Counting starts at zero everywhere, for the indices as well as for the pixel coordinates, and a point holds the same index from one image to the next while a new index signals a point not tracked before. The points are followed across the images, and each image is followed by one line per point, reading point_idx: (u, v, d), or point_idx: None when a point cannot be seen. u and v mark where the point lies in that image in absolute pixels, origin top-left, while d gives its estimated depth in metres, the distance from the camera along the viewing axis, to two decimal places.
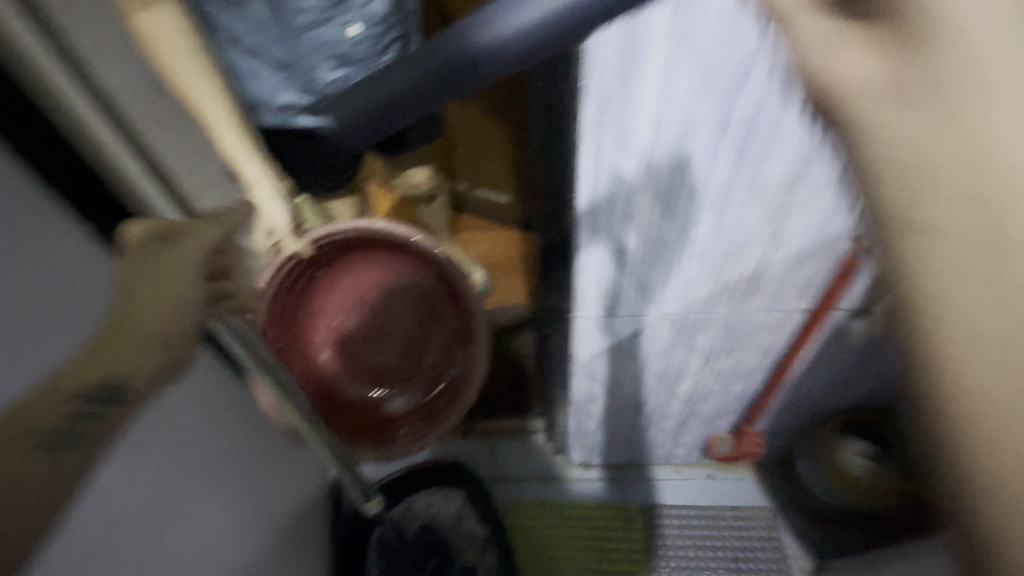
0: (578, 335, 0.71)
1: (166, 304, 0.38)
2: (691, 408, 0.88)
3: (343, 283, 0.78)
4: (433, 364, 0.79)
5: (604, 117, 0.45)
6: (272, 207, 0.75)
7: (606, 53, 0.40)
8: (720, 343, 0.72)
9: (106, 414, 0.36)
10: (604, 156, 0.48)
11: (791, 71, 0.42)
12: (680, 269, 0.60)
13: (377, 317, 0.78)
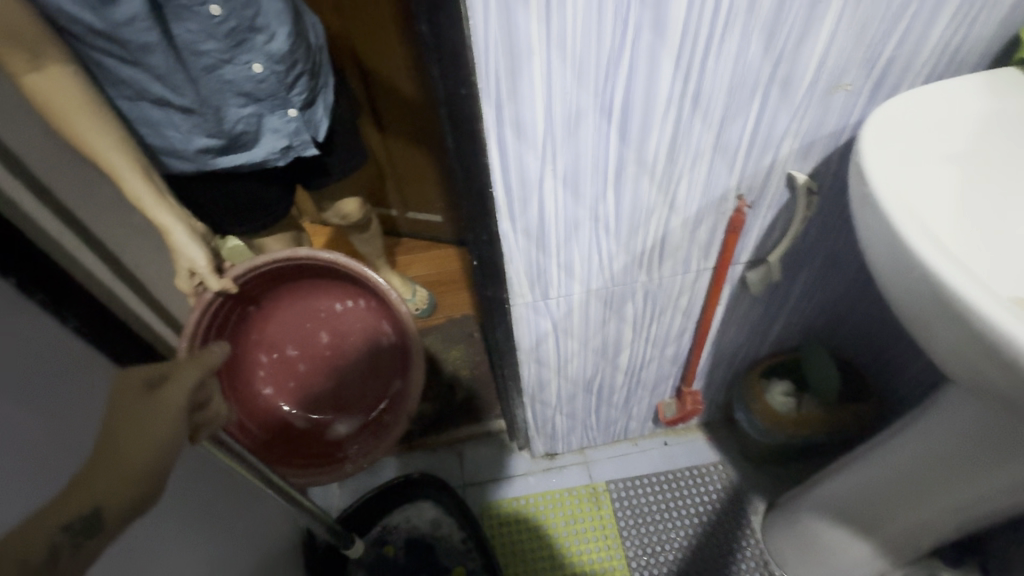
0: (518, 322, 0.76)
1: (155, 432, 0.41)
2: (634, 379, 0.95)
3: (281, 315, 0.83)
4: (377, 379, 0.83)
5: (500, 115, 0.51)
6: (193, 250, 0.72)
7: (494, 56, 0.46)
8: (645, 312, 0.80)
9: (82, 547, 0.35)
10: (511, 149, 0.54)
11: (651, 60, 0.49)
12: (592, 249, 0.67)
13: (316, 346, 0.84)
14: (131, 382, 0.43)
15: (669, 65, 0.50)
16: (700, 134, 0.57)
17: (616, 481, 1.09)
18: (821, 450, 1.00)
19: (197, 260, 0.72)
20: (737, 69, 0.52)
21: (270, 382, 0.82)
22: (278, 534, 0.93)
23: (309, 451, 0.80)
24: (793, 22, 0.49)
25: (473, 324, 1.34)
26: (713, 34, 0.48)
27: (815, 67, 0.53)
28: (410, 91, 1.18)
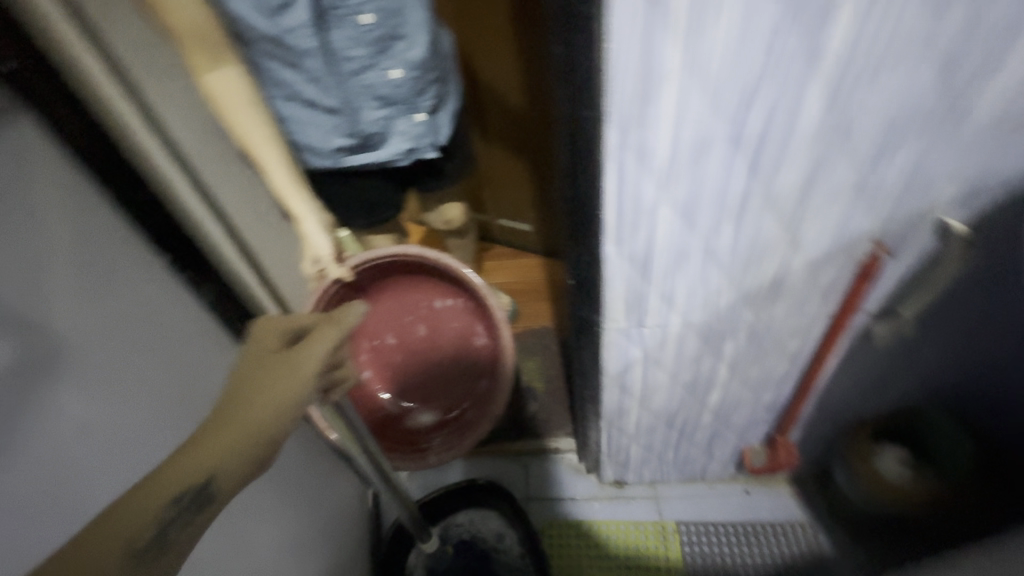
0: (609, 348, 0.73)
1: (273, 395, 0.43)
2: (723, 420, 0.89)
3: (383, 308, 0.86)
4: (463, 379, 0.87)
5: (628, 143, 0.49)
6: (319, 240, 0.79)
7: (628, 81, 0.45)
8: (744, 352, 0.75)
9: (193, 516, 0.37)
10: (630, 172, 0.52)
11: (800, 95, 0.46)
12: (695, 282, 0.64)
13: (412, 337, 0.88)
14: (274, 328, 0.49)
15: (820, 102, 0.46)
16: (843, 172, 0.52)
17: (688, 524, 1.03)
18: (931, 532, 0.90)
19: (322, 250, 0.78)
20: (900, 105, 0.46)
21: (369, 367, 0.88)
22: (349, 516, 0.97)
23: (397, 436, 0.84)
24: (982, 57, 0.43)
25: (551, 338, 1.33)
26: (875, 68, 0.44)
27: (1002, 108, 0.46)
28: (520, 103, 1.20)
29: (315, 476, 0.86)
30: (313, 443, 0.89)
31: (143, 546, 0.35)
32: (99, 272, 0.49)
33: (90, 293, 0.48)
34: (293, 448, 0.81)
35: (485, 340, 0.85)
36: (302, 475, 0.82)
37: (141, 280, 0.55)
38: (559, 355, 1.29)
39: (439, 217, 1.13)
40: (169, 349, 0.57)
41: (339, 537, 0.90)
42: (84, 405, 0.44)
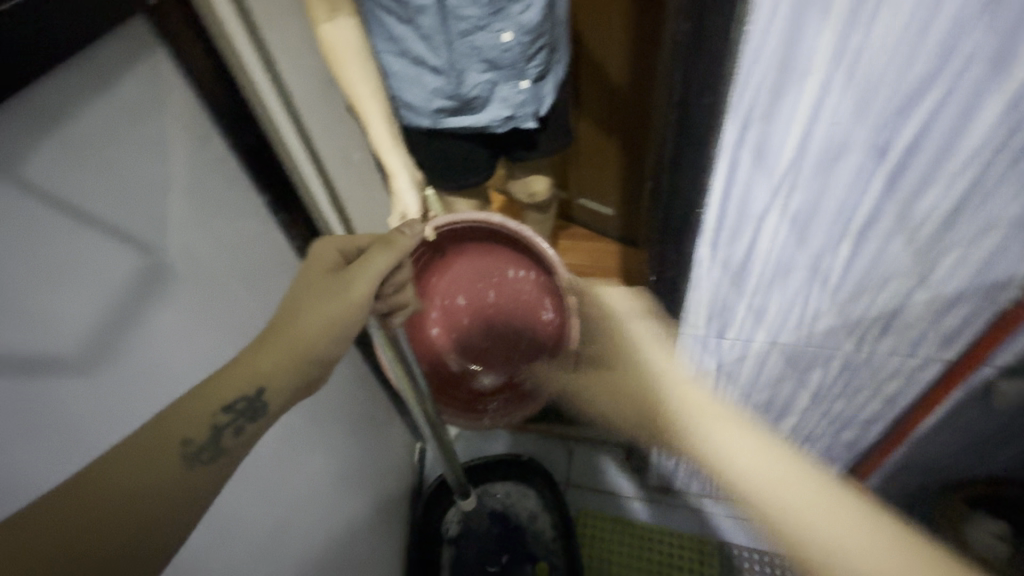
0: (680, 353, 0.69)
1: (322, 315, 0.43)
2: (791, 448, 0.83)
3: (458, 268, 0.89)
4: (526, 351, 0.87)
5: (746, 140, 0.44)
6: (409, 197, 0.81)
7: (759, 71, 0.40)
8: (833, 383, 0.68)
9: (245, 425, 0.40)
10: (743, 172, 0.47)
11: (972, 107, 0.38)
12: (791, 300, 0.58)
13: (482, 303, 0.89)
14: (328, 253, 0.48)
15: (993, 118, 0.39)
16: (1004, 205, 0.44)
17: (730, 546, 0.98)
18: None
19: (411, 207, 0.80)
20: None
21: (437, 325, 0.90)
22: (397, 464, 1.01)
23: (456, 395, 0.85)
24: None
25: None
26: None
27: None
28: (625, 81, 1.13)
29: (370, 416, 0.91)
30: (374, 390, 0.93)
31: (198, 446, 0.38)
32: (203, 209, 0.52)
33: (193, 228, 0.50)
34: (354, 387, 0.85)
35: (551, 315, 0.85)
36: (358, 415, 0.86)
37: (239, 217, 0.58)
38: (621, 347, 1.26)
39: (524, 190, 1.11)
40: (257, 285, 0.61)
41: (385, 481, 0.94)
42: (177, 334, 0.47)
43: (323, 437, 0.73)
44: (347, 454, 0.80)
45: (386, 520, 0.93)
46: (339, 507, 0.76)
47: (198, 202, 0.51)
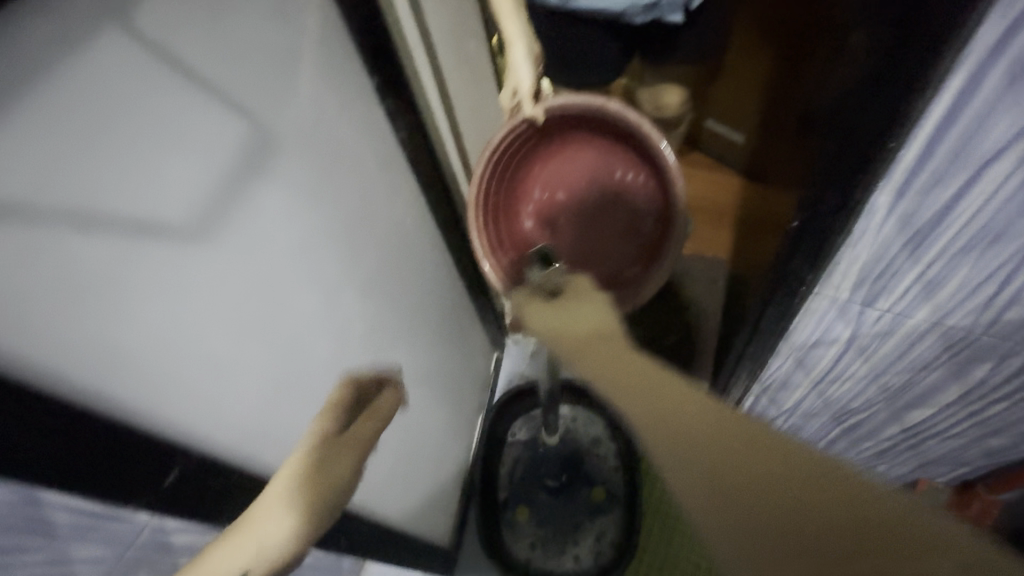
0: (808, 316, 0.59)
1: (323, 480, 0.43)
2: (911, 439, 0.73)
3: (559, 159, 0.74)
4: (624, 265, 0.72)
5: (999, 54, 0.32)
6: (523, 69, 0.72)
7: None
8: (1002, 385, 0.56)
9: None
10: (987, 99, 0.34)
11: None
12: (985, 275, 0.45)
13: (583, 201, 0.73)
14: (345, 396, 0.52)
15: None
16: None
17: None
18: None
19: (523, 80, 0.72)
20: None
21: (532, 217, 0.75)
22: (473, 370, 1.03)
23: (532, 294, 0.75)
24: None
25: (721, 272, 1.18)
26: None
27: None
28: None
29: (454, 325, 0.91)
30: (460, 297, 0.92)
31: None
32: (301, 83, 0.46)
33: (289, 106, 0.45)
34: (443, 297, 0.85)
35: (659, 226, 0.71)
36: (444, 322, 0.87)
37: (342, 97, 0.52)
38: (723, 293, 1.15)
39: (650, 102, 0.97)
40: (364, 181, 0.58)
41: (460, 389, 0.96)
42: (286, 218, 0.46)
43: (410, 335, 0.74)
44: (430, 354, 0.82)
45: (458, 421, 0.96)
46: (419, 402, 0.79)
47: (298, 75, 0.46)
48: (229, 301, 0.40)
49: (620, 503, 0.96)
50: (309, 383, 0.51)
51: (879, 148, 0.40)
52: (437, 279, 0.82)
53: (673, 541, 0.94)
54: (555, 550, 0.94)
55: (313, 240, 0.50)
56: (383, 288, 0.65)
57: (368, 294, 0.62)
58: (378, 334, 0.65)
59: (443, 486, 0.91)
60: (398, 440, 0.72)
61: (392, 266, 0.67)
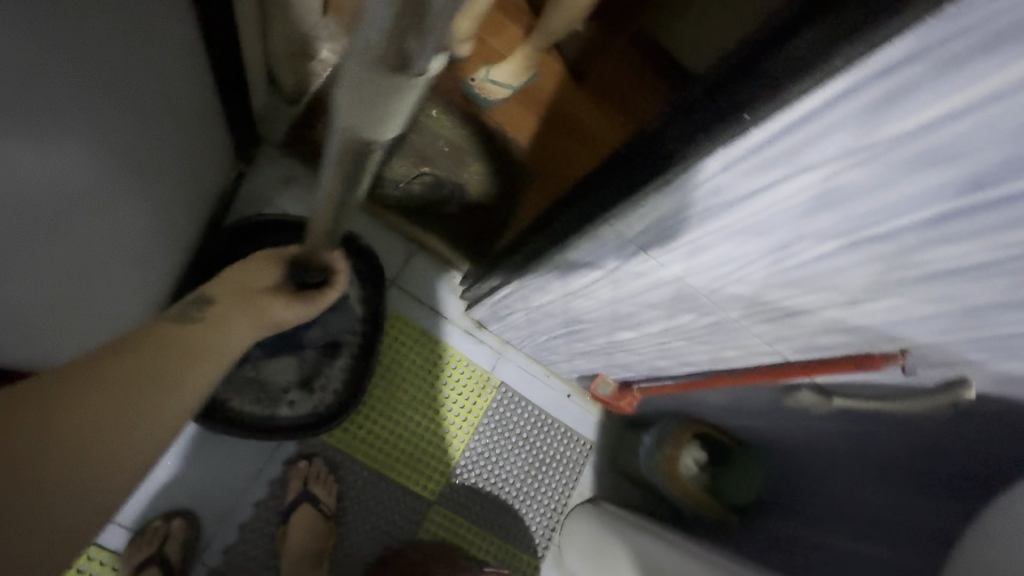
0: (595, 242, 0.62)
1: None
2: (609, 349, 0.88)
3: None
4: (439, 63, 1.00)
5: (822, 98, 0.35)
6: None
7: (930, 40, 0.29)
8: (692, 331, 0.69)
9: None
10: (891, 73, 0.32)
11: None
12: (727, 271, 0.55)
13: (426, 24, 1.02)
14: None
15: None
16: (984, 291, 0.43)
17: (510, 390, 1.07)
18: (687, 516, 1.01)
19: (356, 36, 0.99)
20: None
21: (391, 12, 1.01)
22: (198, 189, 0.85)
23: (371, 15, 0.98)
24: None
25: (515, 157, 1.13)
26: None
27: None
28: None
29: (189, 130, 0.73)
30: (192, 91, 0.70)
31: None
32: None
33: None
34: (162, 88, 0.62)
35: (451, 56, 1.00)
36: (165, 121, 0.66)
37: None
38: (512, 180, 1.11)
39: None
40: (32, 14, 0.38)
41: (175, 209, 0.79)
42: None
43: (122, 184, 0.62)
44: (148, 154, 0.66)
45: (161, 248, 0.80)
46: (137, 226, 0.70)
47: None
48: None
49: (348, 351, 0.93)
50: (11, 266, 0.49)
51: (824, 57, 0.33)
52: (166, 79, 0.62)
53: (393, 398, 0.98)
54: (253, 395, 0.87)
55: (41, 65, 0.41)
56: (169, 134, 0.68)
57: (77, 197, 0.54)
58: (105, 185, 0.58)
59: (131, 314, 0.80)
60: (62, 277, 0.58)
61: (135, 76, 0.56)
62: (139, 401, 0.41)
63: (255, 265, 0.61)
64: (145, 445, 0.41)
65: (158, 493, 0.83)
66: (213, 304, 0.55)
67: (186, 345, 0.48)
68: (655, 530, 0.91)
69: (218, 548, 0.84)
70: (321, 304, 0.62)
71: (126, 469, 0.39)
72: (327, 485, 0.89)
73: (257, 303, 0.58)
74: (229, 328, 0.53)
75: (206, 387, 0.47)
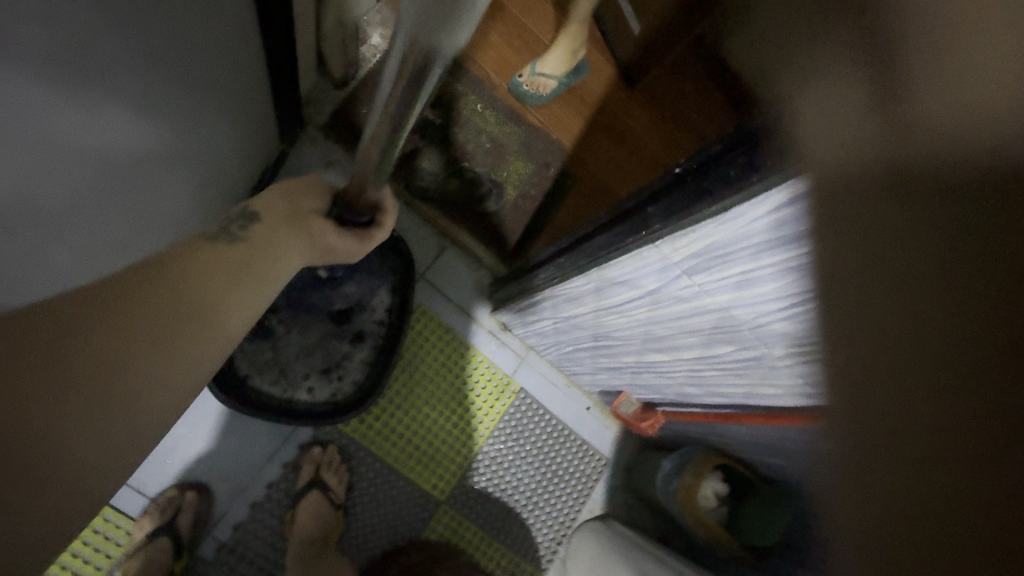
0: (635, 261, 0.60)
1: None
2: (637, 368, 0.85)
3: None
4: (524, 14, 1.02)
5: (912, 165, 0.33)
6: None
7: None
8: (730, 362, 0.66)
9: None
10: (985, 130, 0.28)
11: None
12: (776, 309, 0.51)
13: None
14: None
15: None
16: None
17: (529, 396, 1.05)
18: (699, 547, 0.97)
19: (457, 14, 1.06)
20: None
21: None
22: (239, 167, 0.86)
23: None
24: None
25: (556, 159, 1.10)
26: None
27: None
28: None
29: (236, 106, 0.74)
30: (241, 71, 0.70)
31: None
32: None
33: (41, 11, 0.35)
34: (213, 67, 0.62)
35: None
36: (214, 100, 0.67)
37: None
38: (551, 183, 1.09)
39: None
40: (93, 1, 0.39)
41: (216, 185, 0.81)
42: (34, 128, 0.40)
43: (168, 160, 0.63)
44: (194, 135, 0.66)
45: (195, 229, 0.81)
46: (183, 193, 0.72)
47: None
48: (8, 77, 0.35)
49: (371, 342, 0.92)
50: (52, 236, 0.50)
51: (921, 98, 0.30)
52: (216, 58, 0.62)
53: (412, 394, 0.97)
54: (274, 375, 0.87)
55: (99, 40, 0.42)
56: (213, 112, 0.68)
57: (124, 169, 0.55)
58: (149, 161, 0.59)
59: None
60: (107, 236, 0.60)
61: (190, 57, 0.57)
62: (150, 359, 0.38)
63: (313, 183, 0.59)
64: (152, 405, 0.38)
65: (175, 463, 0.84)
66: (258, 223, 0.51)
67: (212, 281, 0.44)
68: (661, 556, 0.88)
69: (228, 524, 0.85)
70: (375, 238, 0.60)
71: (135, 420, 0.37)
72: (338, 473, 0.89)
73: (307, 224, 0.54)
74: (278, 250, 0.51)
75: (233, 331, 0.44)
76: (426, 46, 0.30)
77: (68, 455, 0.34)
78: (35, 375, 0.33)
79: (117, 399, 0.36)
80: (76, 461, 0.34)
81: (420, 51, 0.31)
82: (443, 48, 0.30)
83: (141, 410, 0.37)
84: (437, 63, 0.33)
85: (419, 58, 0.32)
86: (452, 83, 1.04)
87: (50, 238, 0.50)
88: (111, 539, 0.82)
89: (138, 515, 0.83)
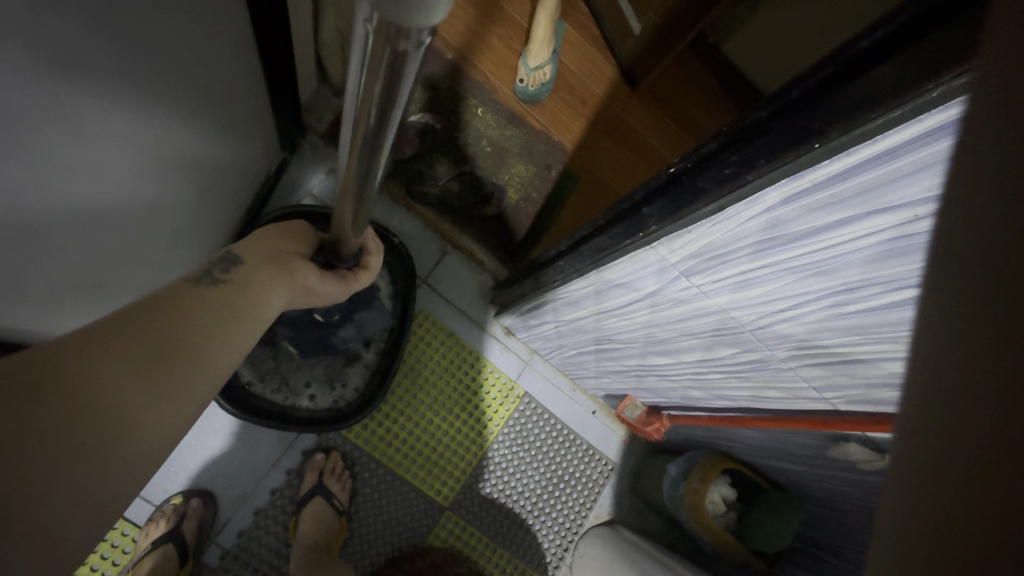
0: (632, 262, 0.59)
1: None
2: (641, 372, 0.84)
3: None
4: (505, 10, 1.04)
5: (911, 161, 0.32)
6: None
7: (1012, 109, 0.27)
8: (733, 365, 0.64)
9: None
10: (960, 126, 0.28)
11: None
12: (777, 309, 0.50)
13: None
14: None
15: None
16: None
17: (533, 400, 1.04)
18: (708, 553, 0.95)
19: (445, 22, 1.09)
20: None
21: None
22: (239, 175, 0.86)
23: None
24: None
25: (558, 161, 1.09)
26: None
27: None
28: None
29: (233, 115, 0.74)
30: (238, 81, 0.71)
31: None
32: None
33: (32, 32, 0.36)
34: (209, 78, 0.63)
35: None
36: (212, 109, 0.67)
37: None
38: (553, 185, 1.08)
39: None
40: (82, 18, 0.39)
41: (217, 194, 0.81)
42: (28, 146, 0.41)
43: (167, 170, 0.64)
44: (193, 145, 0.66)
45: (196, 238, 0.82)
46: (183, 203, 0.72)
47: None
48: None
49: (373, 348, 0.92)
50: (47, 246, 0.51)
51: (918, 86, 0.29)
52: (212, 69, 0.62)
53: (415, 398, 0.97)
54: (276, 383, 0.87)
55: (91, 57, 0.42)
56: (211, 123, 0.68)
57: (120, 180, 0.56)
58: (146, 171, 0.60)
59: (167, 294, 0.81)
60: (105, 247, 0.60)
61: (186, 69, 0.57)
62: (154, 392, 0.38)
63: (294, 229, 0.61)
64: (143, 455, 0.36)
65: (179, 471, 0.85)
66: (241, 265, 0.52)
67: (203, 323, 0.44)
68: (667, 562, 0.86)
69: (232, 531, 0.85)
70: (352, 281, 0.62)
71: (123, 473, 0.35)
72: (341, 480, 0.89)
73: (291, 266, 0.55)
74: (263, 291, 0.51)
75: (221, 370, 0.44)
76: (401, 24, 0.25)
77: (59, 511, 0.31)
78: (19, 427, 0.30)
79: (112, 449, 0.34)
80: (90, 495, 0.33)
81: (393, 27, 0.26)
82: (411, 58, 0.28)
83: (131, 457, 0.35)
84: (407, 75, 0.30)
85: (387, 69, 0.29)
86: (452, 86, 1.04)
87: (46, 248, 0.51)
88: (117, 546, 0.83)
89: (143, 523, 0.83)
